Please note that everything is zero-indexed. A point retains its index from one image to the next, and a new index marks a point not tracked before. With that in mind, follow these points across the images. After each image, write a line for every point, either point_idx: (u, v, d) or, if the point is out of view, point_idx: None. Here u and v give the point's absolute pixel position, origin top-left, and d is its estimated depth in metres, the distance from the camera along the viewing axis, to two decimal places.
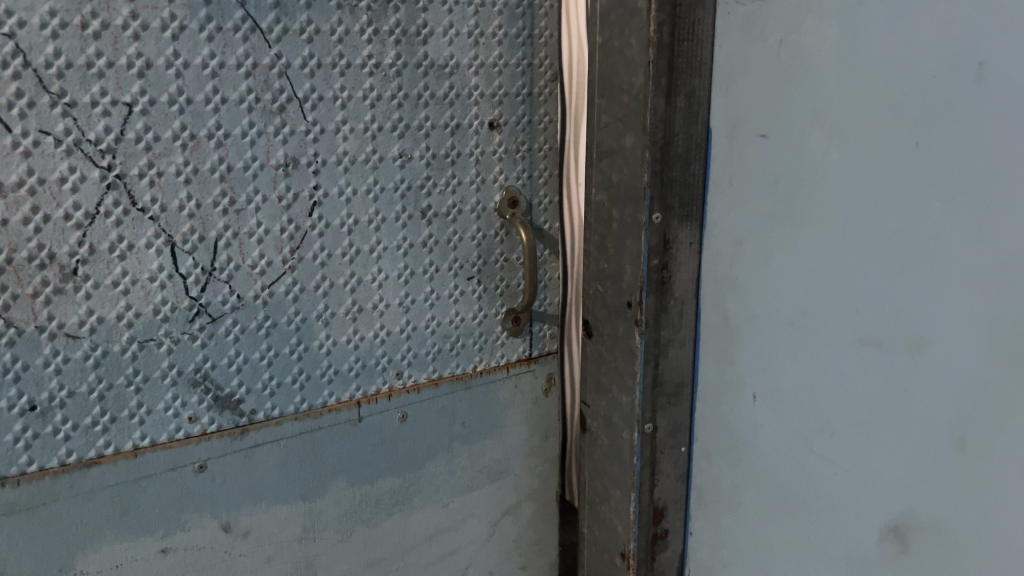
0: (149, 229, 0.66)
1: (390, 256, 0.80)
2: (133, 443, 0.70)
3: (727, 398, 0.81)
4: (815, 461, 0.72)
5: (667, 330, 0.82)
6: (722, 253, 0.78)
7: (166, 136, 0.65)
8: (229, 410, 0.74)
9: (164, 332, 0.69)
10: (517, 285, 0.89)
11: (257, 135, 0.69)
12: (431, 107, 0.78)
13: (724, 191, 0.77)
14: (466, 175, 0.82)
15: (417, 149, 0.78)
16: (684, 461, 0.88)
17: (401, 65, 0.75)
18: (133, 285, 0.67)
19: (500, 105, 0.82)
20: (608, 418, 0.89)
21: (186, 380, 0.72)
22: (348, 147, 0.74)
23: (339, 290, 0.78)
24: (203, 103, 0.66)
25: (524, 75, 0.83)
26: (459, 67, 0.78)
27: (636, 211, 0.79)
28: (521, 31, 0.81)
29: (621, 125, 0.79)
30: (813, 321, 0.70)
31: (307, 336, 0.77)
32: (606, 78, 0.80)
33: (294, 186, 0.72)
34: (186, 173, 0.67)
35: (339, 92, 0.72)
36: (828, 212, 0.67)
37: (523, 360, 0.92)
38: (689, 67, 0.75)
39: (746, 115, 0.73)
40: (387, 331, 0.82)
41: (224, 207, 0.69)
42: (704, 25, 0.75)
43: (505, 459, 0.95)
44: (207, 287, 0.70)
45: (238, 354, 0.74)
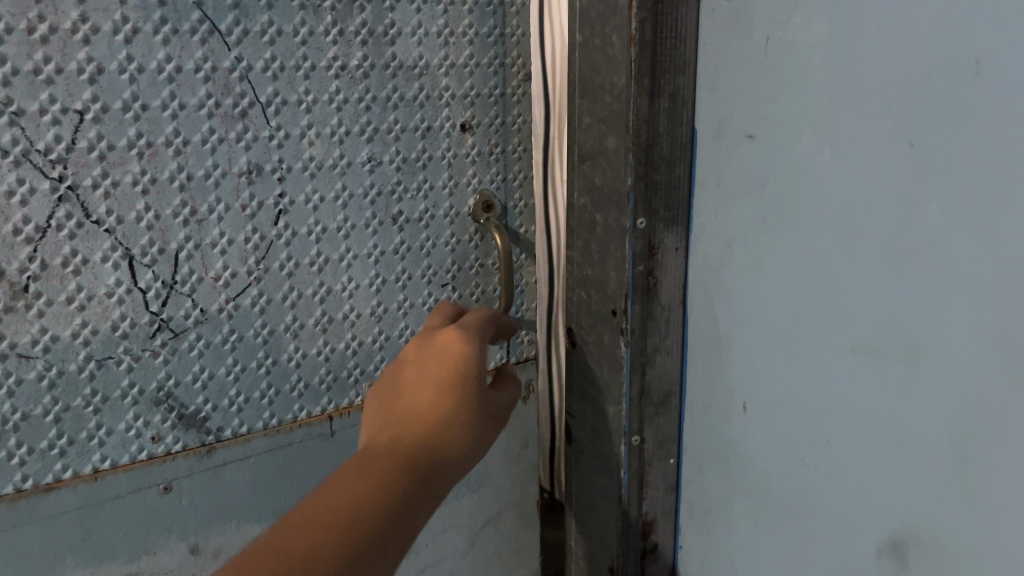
0: (105, 242, 0.63)
1: (361, 263, 0.76)
2: (93, 466, 0.67)
3: (717, 408, 0.78)
4: (811, 473, 0.69)
5: (654, 338, 0.79)
6: (709, 257, 0.75)
7: (121, 144, 0.62)
8: (195, 429, 0.71)
9: (124, 349, 0.66)
10: (493, 291, 0.86)
11: (219, 142, 0.66)
12: (400, 109, 0.75)
13: (710, 193, 0.74)
14: (439, 179, 0.79)
15: (387, 154, 0.75)
16: (673, 472, 0.85)
17: (368, 67, 0.72)
18: (89, 301, 0.64)
19: (471, 106, 0.79)
20: (594, 429, 0.86)
21: (149, 399, 0.68)
22: (315, 152, 0.71)
23: (308, 301, 0.74)
24: (160, 109, 0.63)
25: (496, 75, 0.80)
26: (429, 67, 0.75)
27: (620, 216, 0.76)
28: (492, 29, 0.79)
29: (604, 127, 0.76)
30: (805, 327, 0.67)
31: (276, 349, 0.74)
32: (586, 78, 0.77)
33: (259, 194, 0.69)
34: (143, 183, 0.64)
35: (303, 96, 0.69)
36: (818, 214, 0.64)
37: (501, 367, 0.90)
38: (672, 66, 0.72)
39: (733, 114, 0.70)
40: (359, 341, 0.79)
41: (185, 217, 0.66)
42: (688, 22, 0.72)
43: (485, 469, 0.92)
44: (169, 302, 0.67)
45: (203, 370, 0.70)
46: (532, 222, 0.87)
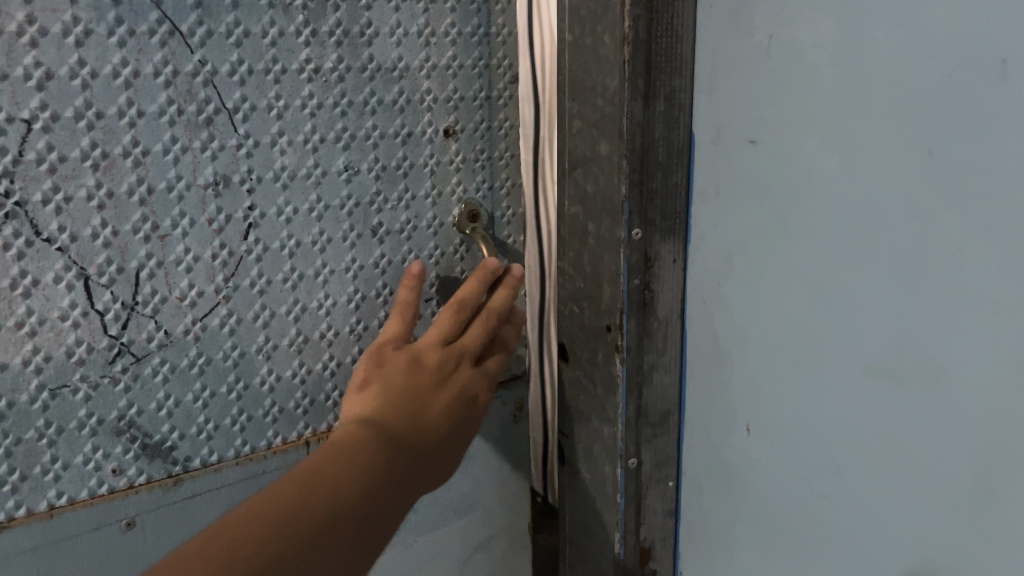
0: (58, 262, 0.61)
1: (338, 278, 0.74)
2: (49, 503, 0.66)
3: (715, 428, 0.74)
4: (820, 501, 0.65)
5: (650, 356, 0.75)
6: (708, 269, 0.71)
7: (74, 155, 0.60)
8: (160, 459, 0.70)
9: (80, 377, 0.65)
10: None
11: (182, 151, 0.64)
12: (379, 114, 0.72)
13: (709, 202, 0.70)
14: (421, 188, 0.77)
15: (365, 162, 0.72)
16: (672, 495, 0.81)
17: (344, 69, 0.69)
18: (41, 325, 0.62)
19: (455, 111, 0.76)
20: (587, 451, 0.82)
21: (108, 429, 0.67)
22: (287, 161, 0.69)
23: (282, 319, 0.73)
24: (116, 117, 0.61)
25: (481, 77, 0.77)
26: (409, 69, 0.72)
27: (613, 226, 0.71)
28: (477, 28, 0.75)
29: (596, 131, 0.72)
30: (812, 347, 0.63)
31: (248, 372, 0.72)
32: (577, 79, 0.72)
33: (227, 207, 0.67)
34: (98, 198, 0.62)
35: (274, 101, 0.67)
36: (826, 226, 0.60)
37: None
38: (667, 67, 0.68)
39: (733, 119, 0.66)
40: (337, 362, 0.77)
41: (145, 232, 0.64)
42: (684, 20, 0.67)
43: (475, 492, 0.89)
44: (129, 323, 0.66)
45: (168, 397, 0.69)
46: (521, 231, 0.84)
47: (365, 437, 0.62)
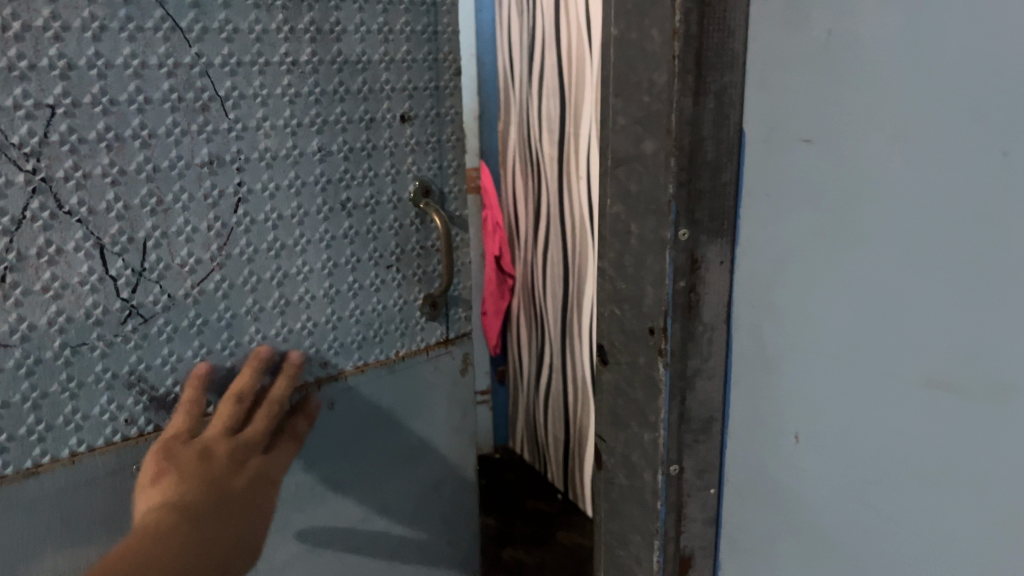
0: (77, 233, 0.70)
1: (314, 250, 0.85)
2: (71, 449, 0.74)
3: (764, 436, 0.71)
4: (870, 515, 0.63)
5: (694, 360, 0.72)
6: (756, 273, 0.69)
7: (92, 138, 0.69)
8: (165, 409, 0.79)
9: (96, 335, 0.73)
10: (433, 271, 0.96)
11: (182, 133, 0.73)
12: (347, 101, 0.83)
13: (760, 204, 0.67)
14: (382, 167, 0.88)
15: (335, 143, 0.84)
16: (713, 504, 0.77)
17: (316, 62, 0.80)
18: (63, 290, 0.70)
19: (410, 99, 0.88)
20: (625, 456, 0.80)
21: (122, 380, 0.76)
22: (269, 143, 0.79)
23: (266, 286, 0.83)
24: (127, 104, 0.70)
25: (431, 70, 0.90)
26: (371, 62, 0.84)
27: (659, 226, 0.69)
28: (426, 26, 0.88)
29: (641, 129, 0.70)
30: (865, 355, 0.60)
31: (238, 331, 0.83)
32: (623, 74, 0.71)
33: (220, 183, 0.77)
34: (112, 175, 0.70)
35: (259, 89, 0.77)
36: (883, 230, 0.57)
37: (442, 342, 1.00)
38: (719, 62, 0.65)
39: (788, 117, 0.63)
40: (314, 322, 0.88)
41: (151, 207, 0.73)
42: (737, 13, 0.65)
43: (427, 436, 1.03)
44: (138, 288, 0.74)
45: (171, 353, 0.78)
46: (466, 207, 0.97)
47: (167, 532, 0.68)
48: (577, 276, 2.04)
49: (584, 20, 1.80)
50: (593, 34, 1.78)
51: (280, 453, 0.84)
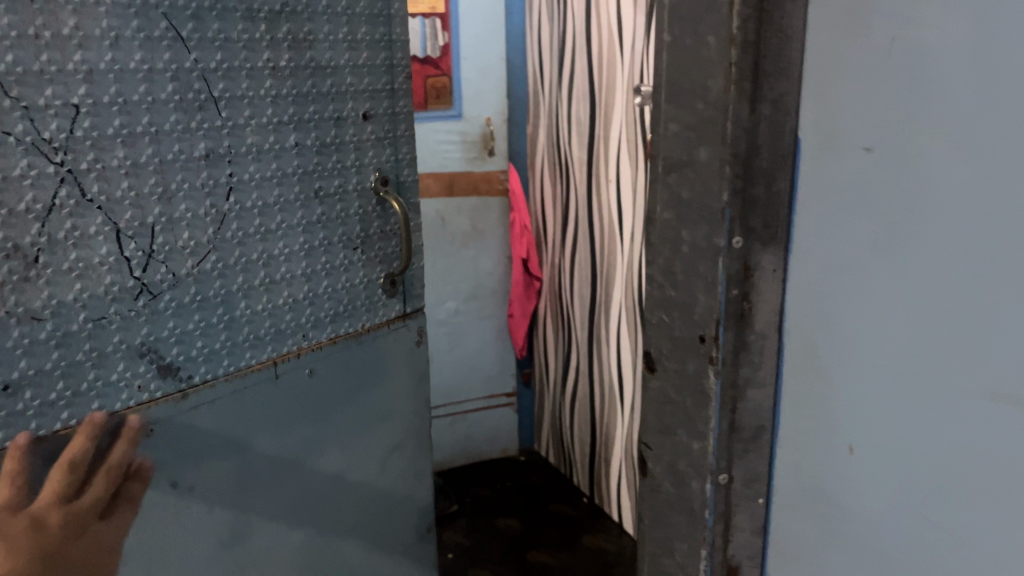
0: (97, 218, 0.71)
1: (293, 232, 0.89)
2: (93, 414, 0.74)
3: (815, 448, 0.70)
4: (926, 531, 0.61)
5: (746, 369, 0.71)
6: (809, 283, 0.68)
7: (110, 132, 0.71)
8: (171, 376, 0.80)
9: (114, 311, 0.74)
10: (390, 252, 0.99)
11: (184, 129, 0.76)
12: (318, 102, 0.88)
13: (814, 213, 0.66)
14: (348, 160, 0.92)
15: (309, 139, 0.88)
16: (761, 514, 0.76)
17: (292, 66, 0.85)
18: (85, 270, 0.71)
19: (369, 99, 0.93)
20: (672, 465, 0.79)
21: (134, 351, 0.76)
22: (256, 139, 0.83)
23: (255, 265, 0.86)
24: (138, 103, 0.72)
25: (387, 74, 0.95)
26: (337, 67, 0.89)
27: (711, 234, 0.69)
28: (382, 35, 0.93)
29: (694, 136, 0.69)
30: (926, 368, 0.59)
31: (231, 304, 0.84)
32: (677, 80, 0.70)
33: (213, 176, 0.80)
34: (125, 166, 0.73)
35: (245, 91, 0.81)
36: (948, 242, 0.56)
37: (400, 316, 1.03)
38: (775, 70, 0.64)
39: (845, 127, 0.62)
40: (293, 297, 0.90)
41: (158, 195, 0.75)
42: (795, 20, 0.63)
43: (388, 404, 1.04)
44: (148, 267, 0.76)
45: (175, 326, 0.80)
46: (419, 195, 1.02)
47: None
48: (604, 281, 2.02)
49: (616, 23, 1.79)
50: (624, 38, 1.76)
51: (122, 520, 0.73)
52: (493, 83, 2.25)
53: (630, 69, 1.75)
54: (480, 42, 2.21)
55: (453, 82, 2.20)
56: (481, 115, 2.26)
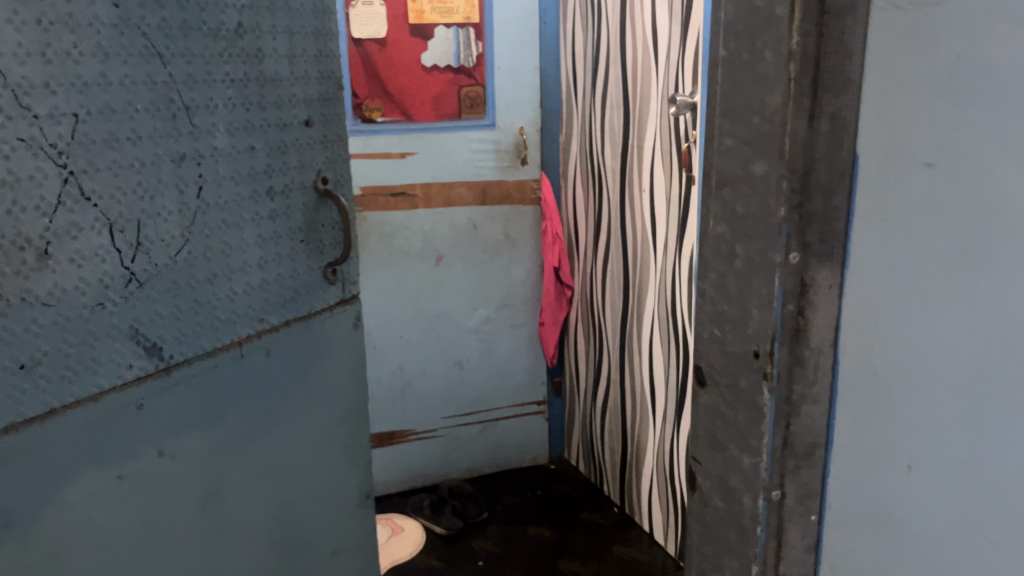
0: (93, 214, 0.77)
1: (248, 226, 0.96)
2: (94, 389, 0.79)
3: (871, 466, 0.69)
4: (987, 550, 0.60)
5: (800, 385, 0.71)
6: (868, 299, 0.67)
7: (99, 139, 0.77)
8: (156, 358, 0.85)
9: (107, 298, 0.79)
10: (330, 243, 1.09)
11: (161, 135, 0.83)
12: (267, 111, 0.96)
13: (873, 228, 0.65)
14: (293, 162, 1.01)
15: (260, 144, 0.96)
16: (814, 531, 0.76)
17: (247, 78, 0.92)
18: (84, 260, 0.77)
19: (310, 107, 1.02)
20: (722, 479, 0.79)
21: (126, 334, 0.82)
22: (219, 144, 0.90)
23: (216, 256, 0.92)
24: (124, 113, 0.78)
25: (322, 85, 1.04)
26: (283, 80, 0.97)
27: (767, 249, 0.69)
28: (318, 51, 1.02)
29: (750, 151, 0.69)
30: (988, 384, 0.58)
31: (202, 292, 0.90)
32: (733, 95, 0.70)
33: (187, 176, 0.87)
34: (114, 167, 0.78)
35: (210, 101, 0.88)
36: (1015, 257, 0.55)
37: (339, 301, 1.13)
38: (835, 86, 0.64)
39: (906, 140, 0.61)
40: (250, 285, 0.97)
41: (141, 193, 0.82)
42: (854, 35, 0.63)
43: (336, 384, 1.13)
44: (135, 258, 0.82)
45: (157, 312, 0.85)
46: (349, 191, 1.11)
47: None
48: (636, 291, 2.02)
49: (649, 33, 1.79)
50: (658, 47, 1.76)
51: None
52: (527, 93, 2.24)
53: (664, 78, 1.75)
54: (513, 52, 2.20)
55: (486, 92, 2.21)
56: (514, 124, 2.25)
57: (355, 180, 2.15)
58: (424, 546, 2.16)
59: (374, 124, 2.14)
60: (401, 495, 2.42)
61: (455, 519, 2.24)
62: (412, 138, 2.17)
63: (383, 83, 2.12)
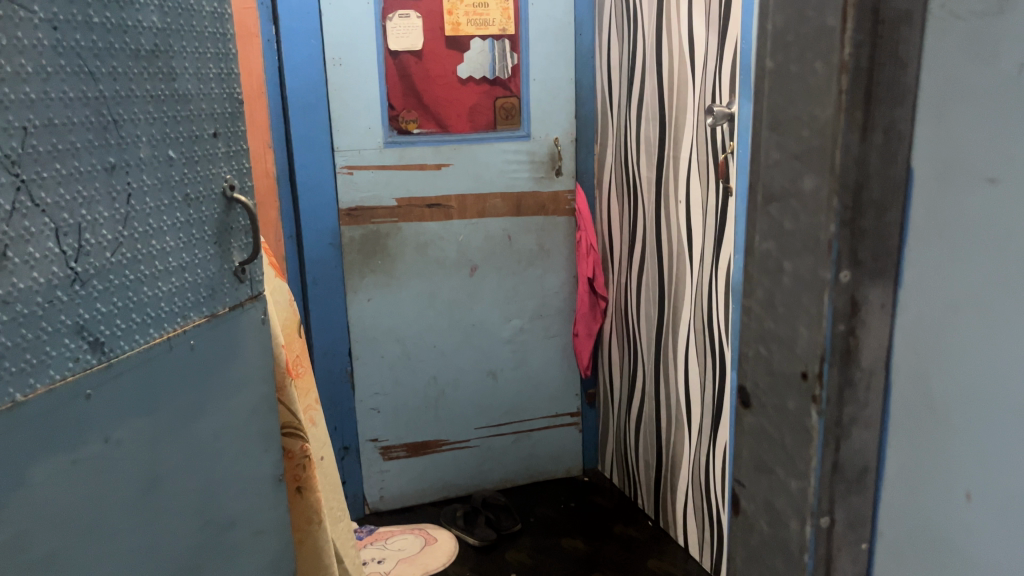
0: (41, 220, 0.77)
1: (173, 230, 0.95)
2: (48, 380, 0.78)
3: (926, 492, 0.66)
4: None
5: (851, 408, 0.68)
6: (925, 319, 0.64)
7: (42, 149, 0.76)
8: (98, 352, 0.84)
9: (56, 298, 0.79)
10: (240, 245, 1.08)
11: (95, 146, 0.82)
12: (185, 123, 0.95)
13: (932, 246, 0.63)
14: (207, 171, 1.00)
15: (180, 154, 0.95)
16: (865, 558, 0.73)
17: (167, 94, 0.92)
18: (37, 260, 0.76)
19: (218, 121, 1.02)
20: (768, 503, 0.76)
21: (72, 329, 0.81)
22: (147, 154, 0.89)
23: (147, 256, 0.91)
24: (62, 126, 0.78)
25: (227, 100, 1.03)
26: (195, 94, 0.97)
27: (817, 266, 0.66)
28: (222, 69, 1.02)
29: (799, 164, 0.66)
30: None
31: (136, 291, 0.89)
32: (783, 108, 0.68)
33: (120, 183, 0.86)
34: (58, 176, 0.78)
35: (139, 114, 0.88)
36: None
37: (253, 298, 1.11)
38: (890, 98, 0.61)
39: (966, 154, 0.59)
40: (176, 283, 0.96)
41: (80, 200, 0.81)
42: (910, 45, 0.61)
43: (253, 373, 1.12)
44: (80, 258, 0.81)
45: (100, 309, 0.84)
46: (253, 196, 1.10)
47: None
48: (671, 303, 1.99)
49: (686, 42, 1.76)
50: (694, 54, 1.74)
51: None
52: (563, 104, 2.23)
53: (701, 88, 1.72)
54: (550, 63, 2.19)
55: (522, 103, 2.20)
56: (549, 135, 2.24)
57: (391, 191, 2.15)
58: (457, 556, 2.14)
59: (410, 135, 2.13)
60: (435, 505, 2.41)
61: (488, 530, 2.23)
62: (447, 149, 2.17)
63: (419, 94, 2.11)
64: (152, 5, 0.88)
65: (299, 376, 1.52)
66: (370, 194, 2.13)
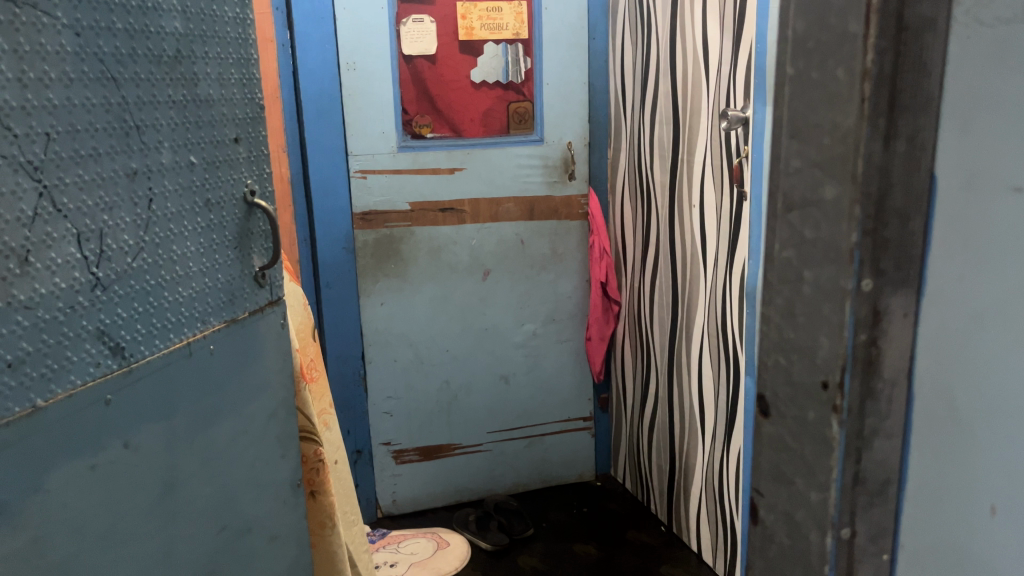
0: (63, 225, 0.77)
1: (192, 235, 0.95)
2: (69, 386, 0.78)
3: (950, 504, 0.66)
4: None
5: (872, 419, 0.67)
6: (948, 328, 0.63)
7: (66, 154, 0.76)
8: (119, 357, 0.84)
9: (78, 304, 0.79)
10: (258, 250, 1.08)
11: (117, 151, 0.82)
12: (204, 129, 0.95)
13: (956, 256, 0.62)
14: (227, 177, 1.00)
15: (199, 159, 0.95)
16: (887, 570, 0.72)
17: (187, 100, 0.92)
18: (60, 266, 0.76)
19: (238, 127, 1.02)
20: (788, 515, 0.75)
21: (94, 334, 0.81)
22: (167, 160, 0.89)
23: (167, 261, 0.91)
24: (85, 133, 0.78)
25: (247, 105, 1.03)
26: (215, 100, 0.97)
27: (837, 275, 0.65)
28: (242, 75, 1.02)
29: (820, 173, 0.65)
30: None
31: (156, 295, 0.89)
32: (802, 116, 0.66)
33: (141, 188, 0.86)
34: (81, 181, 0.78)
35: (159, 120, 0.88)
36: None
37: (271, 303, 1.11)
38: (913, 104, 0.60)
39: (989, 163, 0.59)
40: (195, 288, 0.96)
41: (102, 205, 0.81)
42: (933, 52, 0.60)
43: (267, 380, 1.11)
44: (102, 263, 0.81)
45: (121, 314, 0.84)
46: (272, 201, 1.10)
47: None
48: (685, 306, 1.98)
49: (701, 46, 1.75)
50: (709, 58, 1.73)
51: None
52: (576, 108, 2.23)
53: (715, 92, 1.72)
54: (563, 67, 2.18)
55: (535, 107, 2.20)
56: (562, 139, 2.24)
57: (405, 196, 2.15)
58: (470, 560, 2.14)
59: (423, 140, 2.13)
60: (447, 509, 2.41)
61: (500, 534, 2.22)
62: (460, 154, 2.16)
63: (433, 99, 2.11)
64: (174, 12, 0.88)
65: (313, 380, 1.52)
66: (384, 199, 2.13)
